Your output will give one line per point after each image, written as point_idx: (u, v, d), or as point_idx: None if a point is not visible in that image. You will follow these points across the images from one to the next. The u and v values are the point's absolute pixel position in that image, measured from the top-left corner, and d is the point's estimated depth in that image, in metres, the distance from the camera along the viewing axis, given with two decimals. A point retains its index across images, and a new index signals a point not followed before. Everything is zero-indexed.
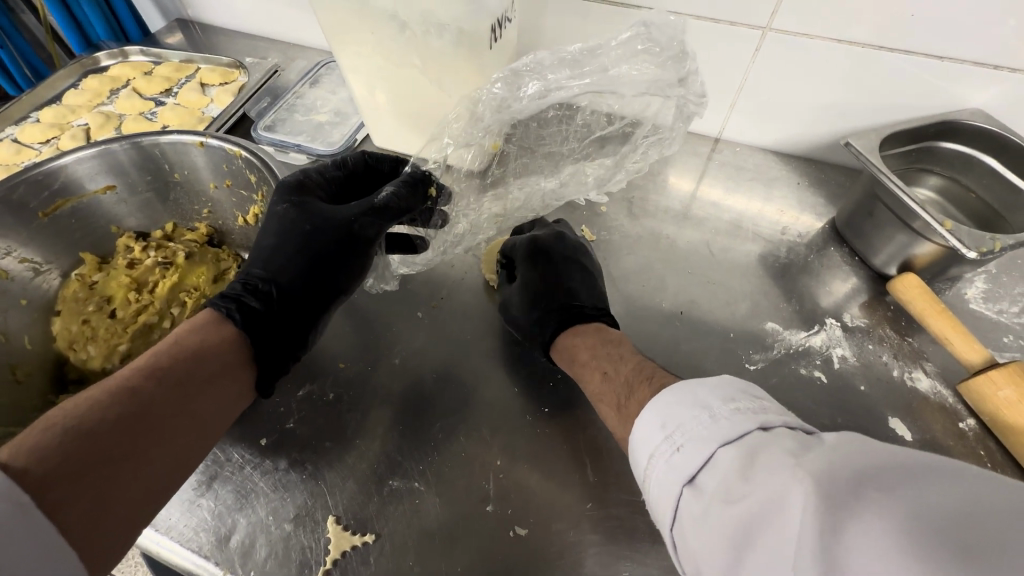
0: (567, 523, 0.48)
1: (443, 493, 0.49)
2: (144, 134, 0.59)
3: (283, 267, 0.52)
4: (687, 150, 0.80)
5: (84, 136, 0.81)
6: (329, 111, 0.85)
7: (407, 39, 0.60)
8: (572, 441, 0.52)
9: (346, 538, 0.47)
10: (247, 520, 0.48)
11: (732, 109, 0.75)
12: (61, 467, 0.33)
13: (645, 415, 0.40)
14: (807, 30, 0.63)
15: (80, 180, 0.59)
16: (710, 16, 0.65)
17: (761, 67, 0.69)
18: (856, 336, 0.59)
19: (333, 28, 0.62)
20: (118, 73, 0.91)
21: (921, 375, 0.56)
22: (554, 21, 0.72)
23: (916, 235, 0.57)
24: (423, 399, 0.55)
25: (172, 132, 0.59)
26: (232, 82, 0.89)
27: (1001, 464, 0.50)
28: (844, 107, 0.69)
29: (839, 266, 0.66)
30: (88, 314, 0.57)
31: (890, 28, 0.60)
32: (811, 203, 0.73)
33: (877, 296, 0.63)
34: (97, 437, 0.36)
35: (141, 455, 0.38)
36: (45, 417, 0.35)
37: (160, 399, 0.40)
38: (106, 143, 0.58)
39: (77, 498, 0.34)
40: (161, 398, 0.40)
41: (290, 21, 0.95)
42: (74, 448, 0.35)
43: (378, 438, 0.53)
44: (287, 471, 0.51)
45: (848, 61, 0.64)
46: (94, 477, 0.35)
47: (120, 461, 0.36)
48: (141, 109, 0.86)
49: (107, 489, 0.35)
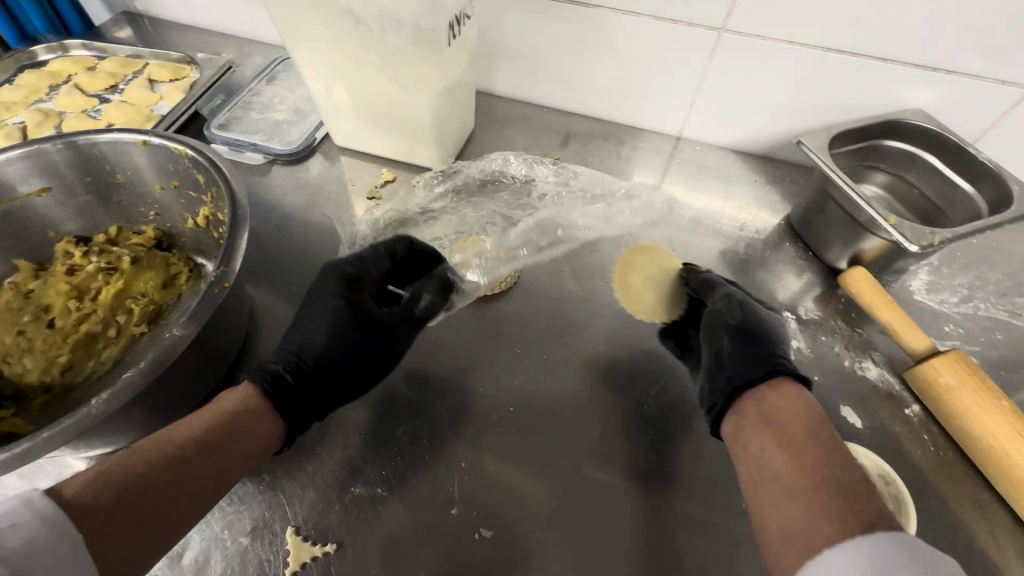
0: (533, 523, 0.48)
1: (407, 499, 0.49)
2: (80, 133, 0.56)
3: (326, 357, 0.51)
4: (649, 149, 0.81)
5: (20, 135, 0.77)
6: (287, 109, 0.82)
7: (363, 35, 0.58)
8: (538, 441, 0.52)
9: (306, 549, 0.46)
10: (201, 536, 0.46)
11: (691, 109, 0.77)
12: (110, 510, 0.33)
13: (863, 550, 0.32)
14: (760, 32, 0.65)
15: (10, 182, 0.55)
16: (667, 16, 0.66)
17: (718, 68, 0.70)
18: (810, 328, 0.61)
19: (285, 23, 0.60)
20: (58, 68, 0.86)
21: (870, 364, 0.58)
22: (515, 20, 0.71)
23: (864, 231, 0.59)
24: (386, 403, 0.54)
25: (110, 131, 0.56)
26: (183, 77, 0.85)
27: (943, 447, 0.53)
28: (796, 107, 0.71)
29: (794, 260, 0.69)
30: (24, 325, 0.53)
31: (837, 30, 0.62)
32: (768, 199, 0.75)
33: (829, 289, 0.65)
34: (141, 485, 0.35)
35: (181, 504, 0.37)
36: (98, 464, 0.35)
37: (207, 449, 0.39)
38: (37, 143, 0.55)
39: (118, 545, 0.33)
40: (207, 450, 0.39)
41: (244, 15, 0.92)
42: (121, 489, 0.34)
43: (339, 444, 0.51)
44: (244, 482, 0.49)
45: (799, 62, 0.66)
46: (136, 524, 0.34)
47: (148, 522, 0.34)
48: (83, 106, 0.81)
49: (127, 546, 0.33)
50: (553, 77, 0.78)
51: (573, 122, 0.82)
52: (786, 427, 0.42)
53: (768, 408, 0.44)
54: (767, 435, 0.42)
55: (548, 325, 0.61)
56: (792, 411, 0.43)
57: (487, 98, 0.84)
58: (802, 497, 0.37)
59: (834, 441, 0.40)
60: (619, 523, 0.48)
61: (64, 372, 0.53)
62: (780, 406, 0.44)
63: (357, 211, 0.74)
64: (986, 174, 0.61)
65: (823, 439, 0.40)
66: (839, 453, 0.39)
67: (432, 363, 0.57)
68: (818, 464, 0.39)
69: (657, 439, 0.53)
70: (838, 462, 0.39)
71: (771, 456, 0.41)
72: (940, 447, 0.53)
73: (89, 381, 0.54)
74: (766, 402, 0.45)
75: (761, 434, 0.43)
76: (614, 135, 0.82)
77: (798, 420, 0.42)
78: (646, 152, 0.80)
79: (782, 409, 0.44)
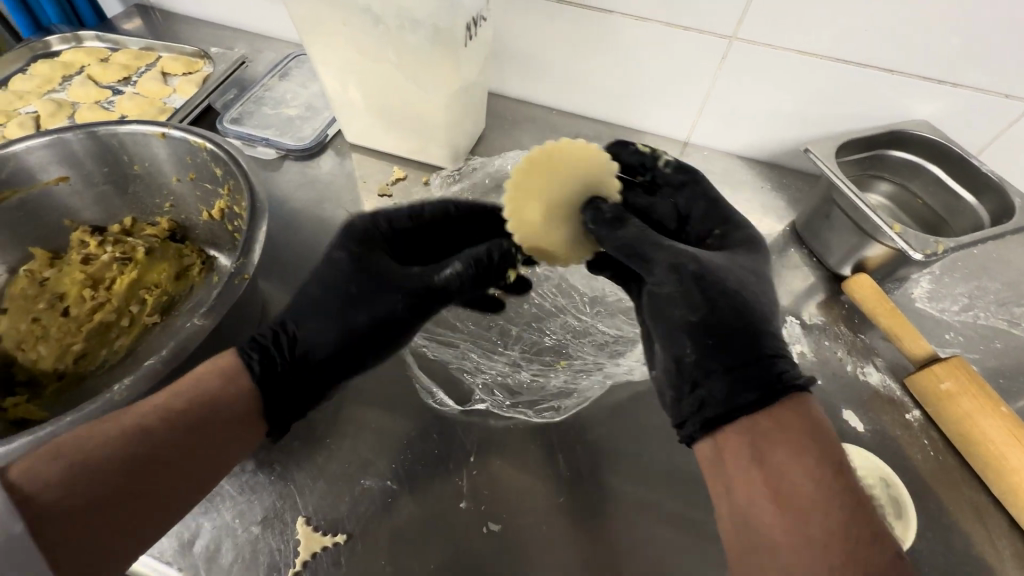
0: (540, 517, 0.48)
1: (416, 492, 0.49)
2: (101, 124, 0.56)
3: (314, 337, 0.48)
4: (656, 154, 0.82)
5: (33, 124, 0.77)
6: (299, 105, 0.83)
7: (381, 33, 0.59)
8: (546, 438, 0.53)
9: (317, 539, 0.46)
10: (212, 524, 0.47)
11: (699, 115, 0.78)
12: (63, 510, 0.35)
13: None
14: (769, 41, 0.66)
15: (30, 171, 0.56)
16: (679, 22, 0.67)
17: (727, 75, 0.71)
18: (814, 333, 0.62)
19: (304, 20, 0.61)
20: (71, 59, 0.87)
21: (872, 369, 0.59)
22: (529, 24, 0.72)
23: (868, 238, 0.60)
24: (395, 397, 0.55)
25: (132, 123, 0.56)
26: (196, 71, 0.86)
27: (942, 453, 0.54)
28: (803, 115, 0.72)
29: (798, 266, 0.70)
30: (39, 312, 0.54)
31: (846, 41, 0.63)
32: (773, 206, 0.77)
33: (833, 295, 0.66)
34: (102, 488, 0.37)
35: (143, 501, 0.38)
36: (50, 451, 0.37)
37: (170, 444, 0.40)
38: (60, 132, 0.55)
39: (71, 548, 0.35)
40: (171, 442, 0.40)
41: (259, 12, 0.92)
42: (88, 495, 0.36)
43: (349, 437, 0.52)
44: (255, 473, 0.50)
45: (808, 72, 0.67)
46: (97, 523, 0.36)
47: (110, 516, 0.37)
48: (96, 97, 0.82)
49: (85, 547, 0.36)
50: (564, 80, 0.78)
51: (581, 125, 0.83)
52: (799, 476, 0.39)
53: (763, 451, 0.41)
54: (766, 478, 0.40)
55: (559, 328, 0.61)
56: (786, 443, 0.40)
57: (498, 99, 0.85)
58: (815, 557, 0.36)
59: (847, 486, 0.39)
60: (625, 520, 0.49)
61: (76, 360, 0.53)
62: (780, 448, 0.40)
63: (367, 207, 0.75)
64: (988, 185, 0.62)
65: (836, 484, 0.39)
66: (851, 499, 0.38)
67: (442, 361, 0.57)
68: (837, 518, 0.37)
69: (663, 438, 0.54)
70: (853, 515, 0.37)
71: (771, 506, 0.39)
72: (939, 452, 0.54)
73: (102, 369, 0.55)
74: (759, 432, 0.42)
75: (762, 477, 0.40)
76: (622, 139, 0.83)
77: (808, 472, 0.39)
78: None
79: (784, 441, 0.40)
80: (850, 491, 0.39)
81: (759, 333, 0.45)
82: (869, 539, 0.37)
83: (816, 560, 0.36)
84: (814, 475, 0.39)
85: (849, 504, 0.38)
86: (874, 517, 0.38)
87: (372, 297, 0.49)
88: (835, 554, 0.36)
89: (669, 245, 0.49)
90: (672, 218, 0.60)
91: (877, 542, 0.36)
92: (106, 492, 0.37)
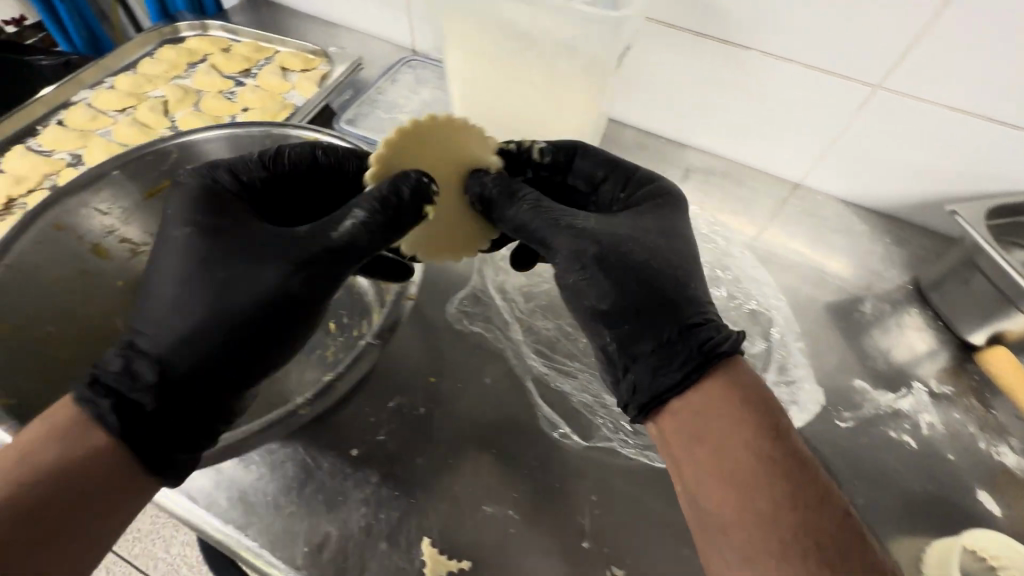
0: (664, 567, 0.47)
1: (538, 526, 0.49)
2: (269, 125, 0.64)
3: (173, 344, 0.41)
4: (767, 194, 0.80)
5: (162, 109, 0.80)
6: (412, 112, 0.84)
7: (531, 54, 0.59)
8: (668, 484, 0.52)
9: (443, 563, 0.46)
10: (340, 533, 0.47)
11: (820, 160, 0.76)
12: None
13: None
14: (918, 93, 0.63)
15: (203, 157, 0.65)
16: (822, 65, 0.65)
17: (862, 122, 0.69)
18: (942, 402, 0.60)
19: (458, 32, 0.62)
20: (195, 47, 0.89)
21: (1006, 450, 0.57)
22: (661, 53, 0.72)
23: (1015, 311, 0.58)
24: (514, 423, 0.54)
25: (293, 127, 0.64)
26: (313, 69, 0.87)
27: None
28: (938, 171, 0.69)
29: (920, 328, 0.67)
30: None
31: (1006, 101, 0.60)
32: (891, 260, 0.74)
33: (960, 363, 0.63)
34: None
35: None
36: None
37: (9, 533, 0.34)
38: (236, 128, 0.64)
39: None
40: (15, 531, 0.34)
41: (376, 15, 0.94)
42: None
43: (470, 460, 0.52)
44: (380, 486, 0.50)
45: (955, 127, 0.64)
46: None
47: None
48: (220, 87, 0.84)
49: None
50: (682, 111, 0.77)
51: (692, 157, 0.82)
52: (731, 459, 0.39)
53: (722, 431, 0.40)
54: (698, 457, 0.40)
55: None
56: (702, 408, 0.42)
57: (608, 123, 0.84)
58: (758, 532, 0.37)
59: (797, 455, 0.40)
60: None
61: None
62: (721, 421, 0.41)
63: None
64: None
65: (786, 456, 0.39)
66: (794, 468, 0.39)
67: (563, 394, 0.56)
68: (793, 486, 0.38)
69: None
70: (804, 481, 0.39)
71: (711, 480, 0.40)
72: None
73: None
74: (690, 405, 0.42)
75: (695, 458, 0.41)
76: (732, 175, 0.81)
77: (766, 447, 0.40)
78: (765, 197, 0.80)
79: (702, 415, 0.42)
80: (779, 459, 0.39)
81: (697, 303, 0.46)
82: (821, 503, 0.38)
83: (761, 535, 0.37)
84: (753, 446, 0.40)
85: (795, 473, 0.39)
86: (819, 481, 0.39)
87: (239, 275, 0.43)
88: (786, 522, 0.37)
89: (570, 227, 0.48)
90: (584, 178, 0.57)
91: (829, 505, 0.38)
92: (50, 491, 0.35)
